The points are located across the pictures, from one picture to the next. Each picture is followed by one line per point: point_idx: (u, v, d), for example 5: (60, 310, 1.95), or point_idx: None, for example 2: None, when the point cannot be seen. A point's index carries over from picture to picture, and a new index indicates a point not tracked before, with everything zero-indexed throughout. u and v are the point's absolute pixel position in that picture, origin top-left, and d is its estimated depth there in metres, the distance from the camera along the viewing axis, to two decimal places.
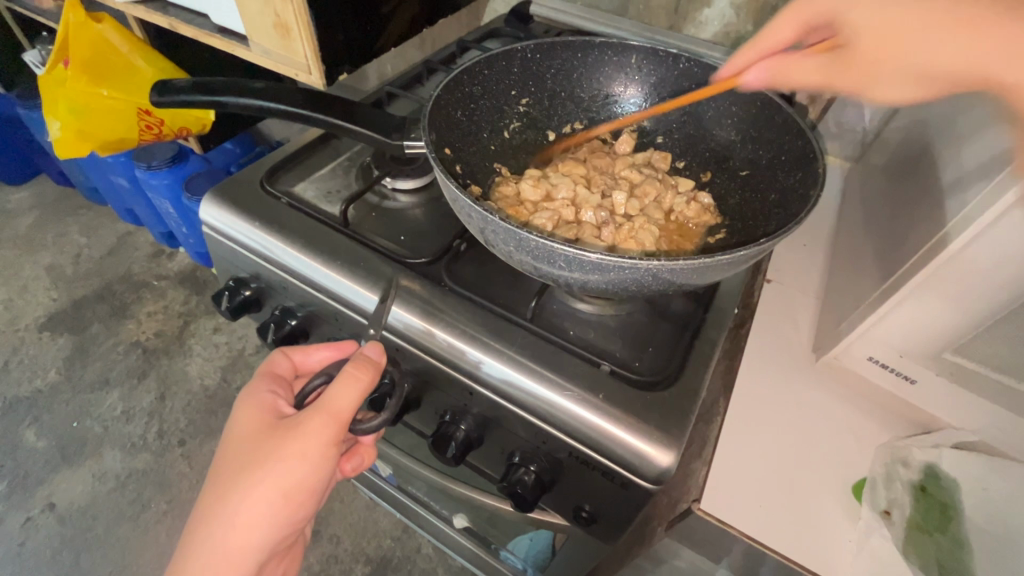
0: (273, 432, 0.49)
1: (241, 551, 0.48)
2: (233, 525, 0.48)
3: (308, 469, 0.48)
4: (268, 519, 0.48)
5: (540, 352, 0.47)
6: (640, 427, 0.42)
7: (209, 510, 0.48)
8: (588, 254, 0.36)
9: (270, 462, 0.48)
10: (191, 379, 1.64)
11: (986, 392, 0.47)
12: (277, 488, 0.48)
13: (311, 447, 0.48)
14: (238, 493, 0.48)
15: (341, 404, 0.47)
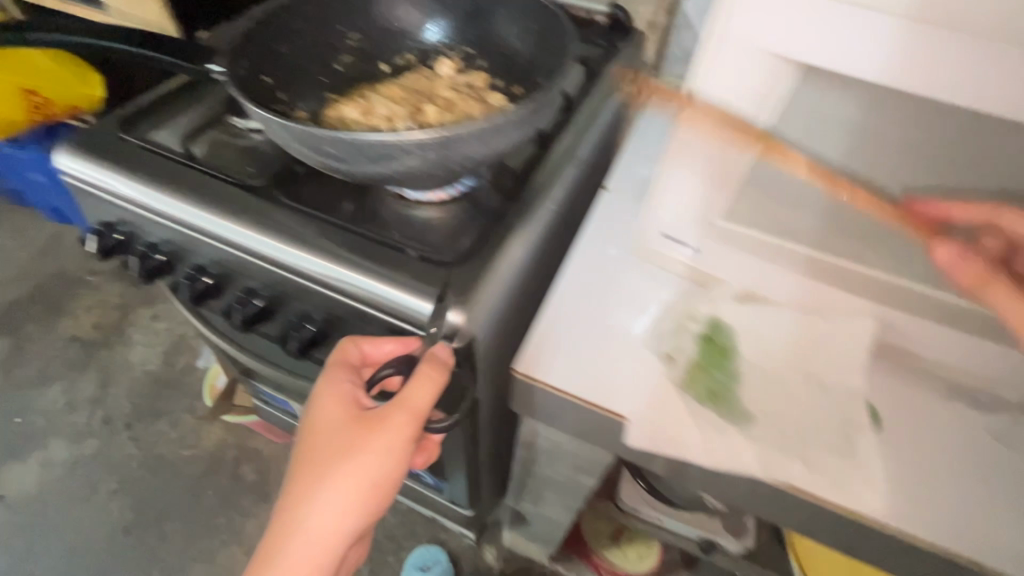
0: (355, 428, 0.48)
1: (316, 555, 0.48)
2: (302, 538, 0.47)
3: (387, 464, 0.48)
4: (351, 522, 0.48)
5: (357, 247, 0.53)
6: (433, 297, 0.49)
7: (281, 527, 0.48)
8: (344, 136, 0.44)
9: (378, 459, 0.47)
10: (133, 366, 1.66)
11: (744, 245, 0.56)
12: (352, 494, 0.47)
13: (388, 442, 0.47)
14: (318, 497, 0.47)
15: (423, 400, 0.47)
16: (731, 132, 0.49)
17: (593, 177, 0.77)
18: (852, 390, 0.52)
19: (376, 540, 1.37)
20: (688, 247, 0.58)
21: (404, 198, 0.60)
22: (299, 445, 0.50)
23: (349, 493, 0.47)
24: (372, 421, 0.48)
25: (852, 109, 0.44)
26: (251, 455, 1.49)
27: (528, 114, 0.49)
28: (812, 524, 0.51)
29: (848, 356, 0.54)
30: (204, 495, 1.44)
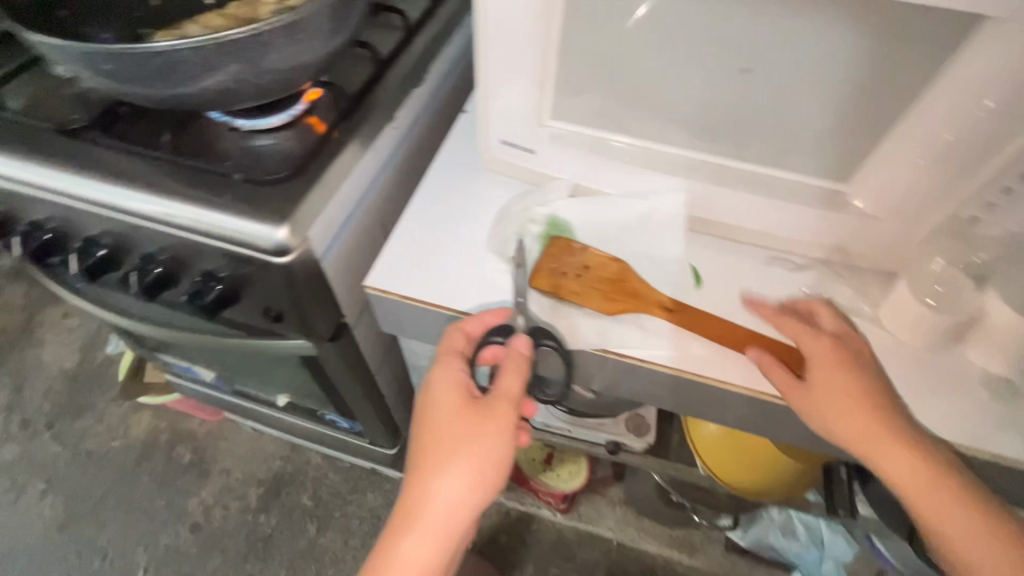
0: (472, 417, 0.49)
1: (433, 548, 0.48)
2: (425, 523, 0.48)
3: (503, 448, 0.49)
4: (476, 505, 0.49)
5: (184, 177, 0.53)
6: (259, 215, 0.50)
7: (413, 511, 0.48)
8: (111, 48, 0.43)
9: (490, 442, 0.49)
10: (48, 365, 1.59)
11: (572, 141, 0.59)
12: (473, 477, 0.48)
13: (503, 424, 0.49)
14: (441, 482, 0.48)
15: (517, 387, 0.50)
16: (528, 27, 0.51)
17: (451, 101, 0.78)
18: (675, 261, 0.58)
19: (322, 499, 1.39)
20: (526, 150, 0.61)
21: (237, 129, 0.59)
22: (415, 435, 0.51)
23: (471, 477, 0.48)
24: (482, 404, 0.50)
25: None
26: (185, 436, 1.48)
27: (333, 24, 0.50)
28: (646, 389, 0.57)
29: (672, 232, 0.58)
30: (140, 481, 1.41)
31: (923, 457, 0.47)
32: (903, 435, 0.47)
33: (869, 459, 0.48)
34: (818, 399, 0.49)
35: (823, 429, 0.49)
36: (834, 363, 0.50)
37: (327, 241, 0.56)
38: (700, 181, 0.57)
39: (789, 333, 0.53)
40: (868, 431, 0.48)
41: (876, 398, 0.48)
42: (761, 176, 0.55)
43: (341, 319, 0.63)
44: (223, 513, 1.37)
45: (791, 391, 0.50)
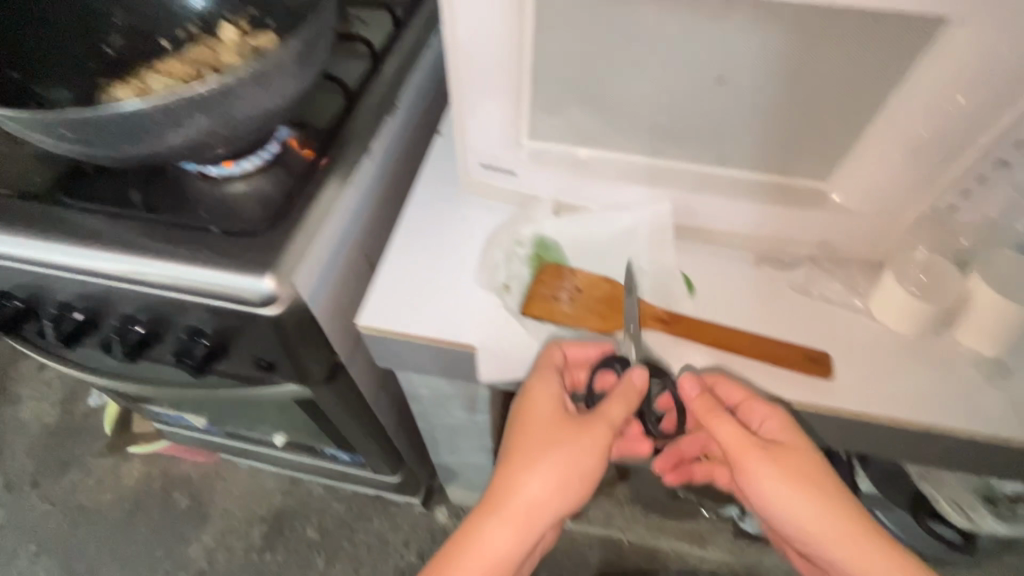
0: (571, 427, 0.51)
1: (514, 541, 0.50)
2: (510, 515, 0.50)
3: (593, 462, 0.51)
4: (559, 506, 0.51)
5: (160, 234, 0.51)
6: (242, 267, 0.48)
7: (498, 500, 0.51)
8: (74, 114, 0.41)
9: (582, 454, 0.50)
10: (27, 423, 1.53)
11: (554, 160, 0.58)
12: (561, 482, 0.50)
13: (599, 440, 0.51)
14: (532, 478, 0.50)
15: (619, 414, 0.50)
16: (501, 55, 0.51)
17: (426, 123, 0.77)
18: (667, 271, 0.58)
19: (328, 530, 1.37)
20: (506, 172, 0.60)
21: (208, 177, 0.57)
22: (512, 431, 0.53)
23: (559, 483, 0.50)
24: (581, 419, 0.51)
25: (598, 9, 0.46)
26: (180, 481, 1.44)
27: (301, 65, 0.48)
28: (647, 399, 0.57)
29: (663, 243, 0.58)
30: (137, 533, 1.37)
31: (860, 523, 0.50)
32: (844, 501, 0.51)
33: (809, 521, 0.51)
34: (779, 460, 0.51)
35: (775, 487, 0.51)
36: (790, 427, 0.51)
37: (314, 287, 0.54)
38: (682, 189, 0.57)
39: (756, 408, 0.51)
40: (809, 498, 0.50)
41: (819, 462, 0.51)
42: (744, 181, 0.56)
43: (335, 360, 0.62)
44: (226, 555, 1.34)
45: (752, 451, 0.51)
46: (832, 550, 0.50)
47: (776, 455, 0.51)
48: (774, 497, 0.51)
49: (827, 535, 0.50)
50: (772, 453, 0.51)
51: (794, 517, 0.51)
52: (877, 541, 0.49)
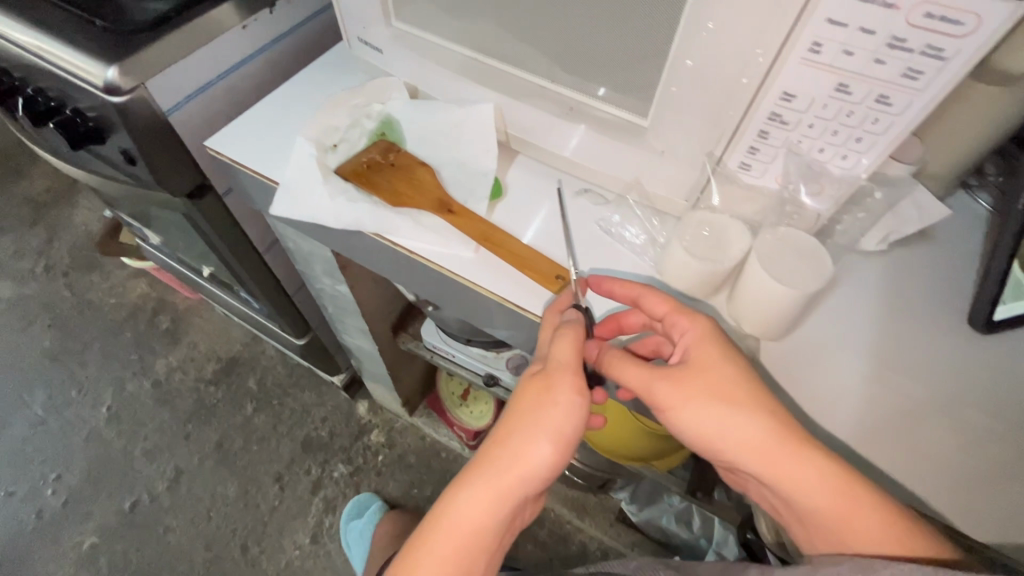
0: (535, 386, 0.49)
1: (529, 477, 0.46)
2: (509, 480, 0.46)
3: (570, 420, 0.47)
4: (547, 471, 0.47)
5: (63, 17, 0.60)
6: (98, 54, 0.56)
7: (494, 470, 0.46)
8: None
9: (559, 409, 0.47)
10: (77, 226, 1.82)
11: (409, 43, 0.61)
12: (557, 449, 0.46)
13: (560, 403, 0.47)
14: (509, 442, 0.47)
15: (568, 352, 0.48)
16: None
17: None
18: (482, 172, 0.60)
19: (266, 386, 1.53)
20: (375, 49, 0.64)
21: None
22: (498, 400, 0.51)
23: (550, 443, 0.46)
24: (544, 371, 0.49)
25: None
26: (168, 307, 1.66)
27: None
28: (430, 289, 0.60)
29: (487, 145, 0.60)
30: (123, 335, 1.60)
31: (781, 432, 0.46)
32: (771, 416, 0.46)
33: (745, 450, 0.46)
34: (683, 379, 0.48)
35: (681, 410, 0.48)
36: (707, 343, 0.48)
37: (179, 98, 0.63)
38: (513, 96, 0.57)
39: (676, 324, 0.50)
40: (746, 415, 0.46)
41: (740, 377, 0.47)
42: (564, 99, 0.54)
43: (201, 179, 0.71)
44: (181, 376, 1.54)
45: (654, 379, 0.48)
46: (760, 466, 0.46)
47: (678, 377, 0.48)
48: (686, 421, 0.48)
49: (745, 450, 0.46)
50: (672, 375, 0.48)
51: (711, 436, 0.47)
52: (811, 452, 0.45)
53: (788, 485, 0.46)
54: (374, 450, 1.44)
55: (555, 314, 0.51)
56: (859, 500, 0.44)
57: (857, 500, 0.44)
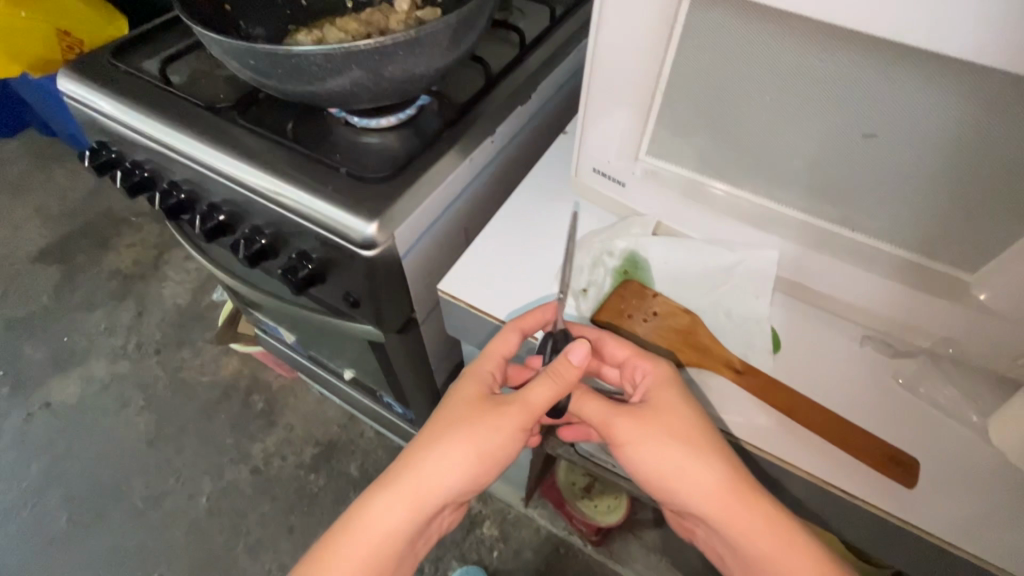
0: (484, 408, 0.52)
1: (443, 484, 0.51)
2: (422, 488, 0.51)
3: (502, 442, 0.52)
4: (460, 485, 0.52)
5: (300, 163, 0.58)
6: (354, 209, 0.53)
7: (390, 479, 0.51)
8: (261, 45, 0.46)
9: (499, 435, 0.51)
10: (166, 299, 1.80)
11: (667, 182, 0.57)
12: (472, 462, 0.51)
13: (506, 429, 0.51)
14: (429, 454, 0.51)
15: (542, 398, 0.50)
16: (643, 66, 0.50)
17: (557, 120, 0.79)
18: (758, 321, 0.55)
19: (368, 472, 1.47)
20: (615, 181, 0.61)
21: (351, 125, 0.63)
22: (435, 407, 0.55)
23: (472, 458, 0.51)
24: (501, 401, 0.52)
25: (748, 30, 0.44)
26: (262, 386, 1.62)
27: (452, 41, 0.52)
28: None
29: (759, 291, 0.55)
30: (218, 418, 1.56)
31: (735, 482, 0.47)
32: (728, 461, 0.48)
33: (678, 479, 0.49)
34: (643, 420, 0.50)
35: (637, 448, 0.50)
36: (666, 387, 0.51)
37: (411, 242, 0.58)
38: (797, 243, 0.53)
39: (637, 367, 0.52)
40: (685, 456, 0.48)
41: (693, 417, 0.49)
42: (868, 249, 0.51)
43: (410, 314, 0.66)
44: (280, 462, 1.49)
45: (615, 416, 0.51)
46: (704, 502, 0.49)
47: (637, 416, 0.50)
48: (642, 458, 0.50)
49: (700, 492, 0.48)
50: (633, 414, 0.50)
51: (663, 475, 0.50)
52: (743, 493, 0.47)
53: (721, 521, 0.48)
54: (487, 544, 1.36)
55: (516, 333, 0.54)
56: (760, 529, 0.47)
57: (795, 543, 0.47)
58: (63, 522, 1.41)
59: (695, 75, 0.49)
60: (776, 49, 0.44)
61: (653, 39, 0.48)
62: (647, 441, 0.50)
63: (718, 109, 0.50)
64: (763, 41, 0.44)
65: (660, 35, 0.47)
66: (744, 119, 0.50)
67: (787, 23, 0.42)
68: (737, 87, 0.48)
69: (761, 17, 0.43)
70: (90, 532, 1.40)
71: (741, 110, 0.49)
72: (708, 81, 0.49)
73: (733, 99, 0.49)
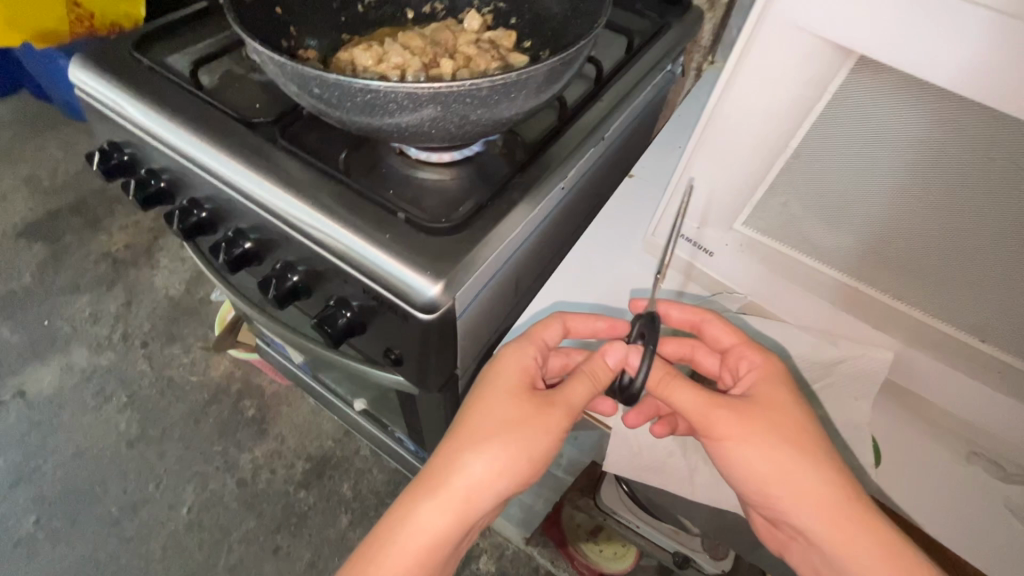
0: (530, 402, 0.46)
1: (485, 489, 0.45)
2: (462, 493, 0.45)
3: (549, 445, 0.46)
4: (502, 488, 0.46)
5: (349, 201, 0.50)
6: (415, 266, 0.46)
7: (431, 480, 0.45)
8: (333, 75, 0.39)
9: (545, 437, 0.46)
10: (157, 289, 1.70)
11: (765, 255, 0.51)
12: (513, 465, 0.45)
13: (551, 428, 0.46)
14: (470, 453, 0.45)
15: (582, 397, 0.47)
16: (769, 133, 0.44)
17: (619, 161, 0.73)
18: (857, 429, 0.49)
19: (361, 493, 1.40)
20: (702, 250, 0.56)
21: (405, 156, 0.56)
22: (475, 389, 0.49)
23: (516, 462, 0.45)
24: (543, 396, 0.47)
25: (910, 116, 0.38)
26: (254, 392, 1.53)
27: (547, 82, 0.44)
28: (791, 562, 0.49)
29: (859, 393, 0.49)
30: (205, 422, 1.47)
31: (840, 489, 0.44)
32: (839, 471, 0.44)
33: (778, 480, 0.45)
34: (750, 413, 0.46)
35: (739, 445, 0.45)
36: (773, 382, 0.48)
37: (468, 300, 0.51)
38: (908, 342, 0.48)
39: (746, 356, 0.50)
40: (796, 459, 0.44)
41: (803, 420, 0.46)
42: (1000, 368, 0.44)
43: (453, 372, 0.59)
44: (268, 476, 1.41)
45: (716, 408, 0.46)
46: (805, 510, 0.44)
47: (741, 411, 0.46)
48: (741, 456, 0.45)
49: (810, 499, 0.44)
50: (738, 408, 0.46)
51: (767, 481, 0.45)
52: (850, 511, 0.43)
53: (834, 544, 0.44)
54: None
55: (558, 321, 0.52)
56: (867, 544, 0.42)
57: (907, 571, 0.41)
58: (30, 526, 1.32)
59: (826, 155, 0.43)
60: (939, 136, 0.37)
61: (796, 108, 0.41)
62: (752, 438, 0.45)
63: (843, 189, 0.44)
64: (920, 124, 0.38)
65: (804, 104, 0.40)
66: (876, 207, 0.43)
67: (967, 119, 0.36)
68: (876, 173, 0.42)
69: (935, 104, 0.36)
70: (58, 539, 1.30)
71: (877, 197, 0.43)
72: (849, 157, 0.42)
73: (872, 185, 0.42)
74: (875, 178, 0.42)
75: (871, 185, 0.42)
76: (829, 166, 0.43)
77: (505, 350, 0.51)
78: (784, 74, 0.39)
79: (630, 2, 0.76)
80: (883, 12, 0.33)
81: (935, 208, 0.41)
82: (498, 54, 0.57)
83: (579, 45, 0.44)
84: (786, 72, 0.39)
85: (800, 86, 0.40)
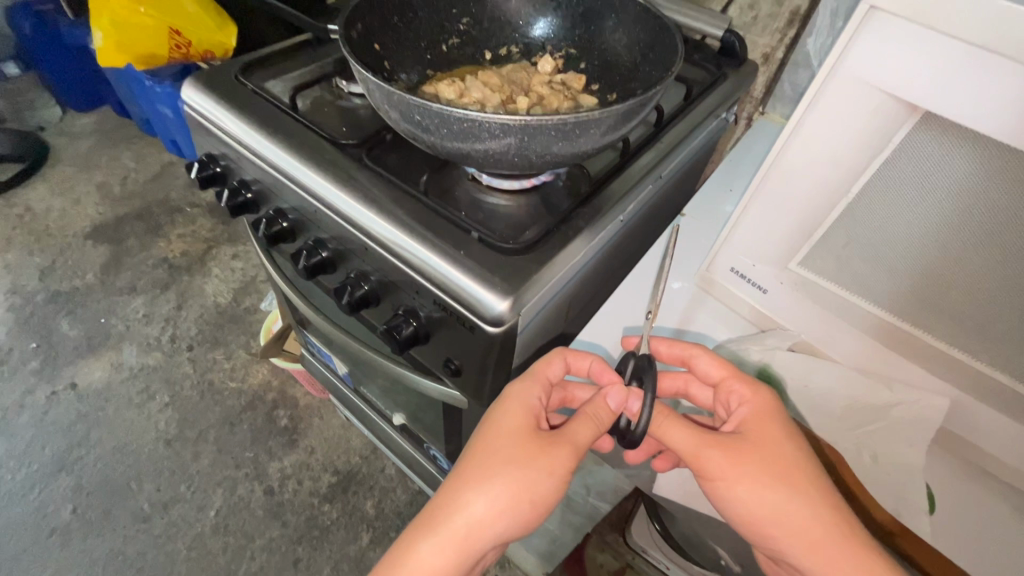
0: (533, 443, 0.47)
1: (484, 529, 0.46)
2: (461, 531, 0.46)
3: (551, 487, 0.47)
4: (502, 528, 0.47)
5: (425, 219, 0.54)
6: (486, 281, 0.49)
7: (434, 518, 0.46)
8: (432, 104, 0.44)
9: (547, 478, 0.46)
10: (207, 296, 1.78)
11: (818, 295, 0.54)
12: (513, 503, 0.46)
13: (554, 470, 0.46)
14: (471, 492, 0.46)
15: (586, 437, 0.48)
16: (829, 181, 0.46)
17: (671, 200, 0.76)
18: (910, 473, 0.49)
19: (383, 512, 1.40)
20: (756, 287, 0.58)
21: (477, 181, 0.61)
22: (479, 425, 0.50)
23: (516, 501, 0.46)
24: (547, 436, 0.48)
25: (959, 166, 0.40)
26: (289, 402, 1.57)
27: (623, 118, 0.48)
28: None
29: (914, 439, 0.50)
30: (240, 428, 1.51)
31: (836, 524, 0.44)
32: (833, 512, 0.44)
33: (773, 520, 0.45)
34: (748, 447, 0.47)
35: (731, 485, 0.46)
36: (765, 416, 0.49)
37: (529, 320, 0.54)
38: (963, 390, 0.49)
39: (737, 390, 0.52)
40: (785, 499, 0.45)
41: (798, 457, 0.47)
42: None
43: None
44: (295, 487, 1.43)
45: (707, 446, 0.47)
46: (790, 548, 0.44)
47: (732, 448, 0.47)
48: (734, 495, 0.46)
49: (794, 537, 0.44)
50: (730, 448, 0.47)
51: (759, 517, 0.45)
52: (843, 550, 0.42)
53: None
54: None
55: (561, 360, 0.54)
56: None
57: None
58: (66, 515, 1.36)
59: (871, 204, 0.45)
60: (983, 189, 0.39)
61: (854, 159, 0.44)
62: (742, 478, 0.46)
63: (888, 236, 0.46)
64: (962, 176, 0.40)
65: (861, 154, 0.43)
66: (919, 253, 0.45)
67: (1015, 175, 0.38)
68: (924, 224, 0.44)
69: (994, 160, 0.38)
70: (91, 530, 1.34)
71: (920, 244, 0.45)
72: (891, 207, 0.45)
73: (915, 232, 0.45)
74: (919, 227, 0.44)
75: (914, 233, 0.45)
76: (875, 213, 0.46)
77: (511, 390, 0.52)
78: (846, 129, 0.43)
79: (688, 55, 0.82)
80: (920, 66, 0.36)
81: (977, 258, 0.42)
82: (568, 94, 0.62)
83: (656, 88, 0.47)
84: (848, 129, 0.43)
85: (859, 139, 0.43)
